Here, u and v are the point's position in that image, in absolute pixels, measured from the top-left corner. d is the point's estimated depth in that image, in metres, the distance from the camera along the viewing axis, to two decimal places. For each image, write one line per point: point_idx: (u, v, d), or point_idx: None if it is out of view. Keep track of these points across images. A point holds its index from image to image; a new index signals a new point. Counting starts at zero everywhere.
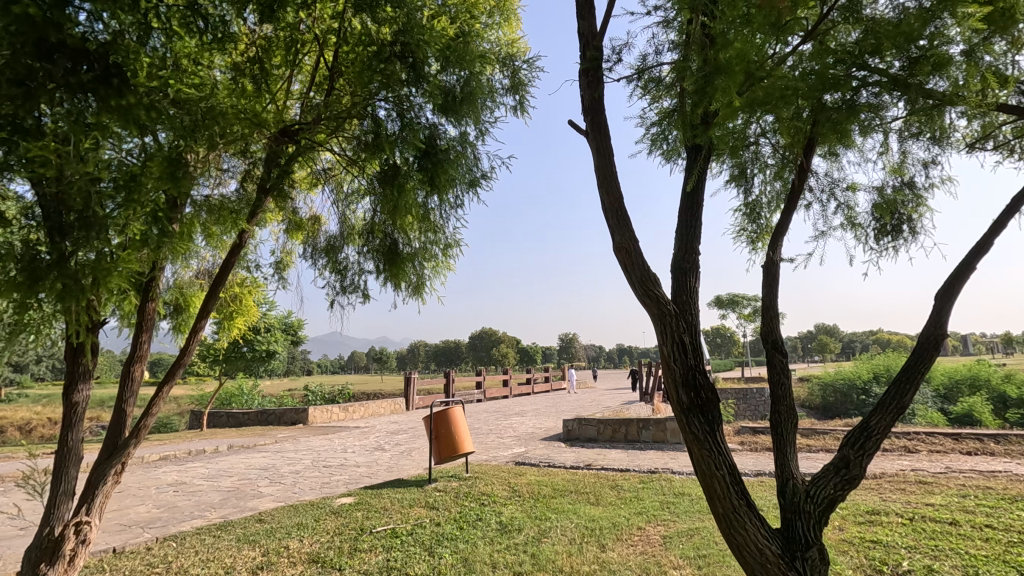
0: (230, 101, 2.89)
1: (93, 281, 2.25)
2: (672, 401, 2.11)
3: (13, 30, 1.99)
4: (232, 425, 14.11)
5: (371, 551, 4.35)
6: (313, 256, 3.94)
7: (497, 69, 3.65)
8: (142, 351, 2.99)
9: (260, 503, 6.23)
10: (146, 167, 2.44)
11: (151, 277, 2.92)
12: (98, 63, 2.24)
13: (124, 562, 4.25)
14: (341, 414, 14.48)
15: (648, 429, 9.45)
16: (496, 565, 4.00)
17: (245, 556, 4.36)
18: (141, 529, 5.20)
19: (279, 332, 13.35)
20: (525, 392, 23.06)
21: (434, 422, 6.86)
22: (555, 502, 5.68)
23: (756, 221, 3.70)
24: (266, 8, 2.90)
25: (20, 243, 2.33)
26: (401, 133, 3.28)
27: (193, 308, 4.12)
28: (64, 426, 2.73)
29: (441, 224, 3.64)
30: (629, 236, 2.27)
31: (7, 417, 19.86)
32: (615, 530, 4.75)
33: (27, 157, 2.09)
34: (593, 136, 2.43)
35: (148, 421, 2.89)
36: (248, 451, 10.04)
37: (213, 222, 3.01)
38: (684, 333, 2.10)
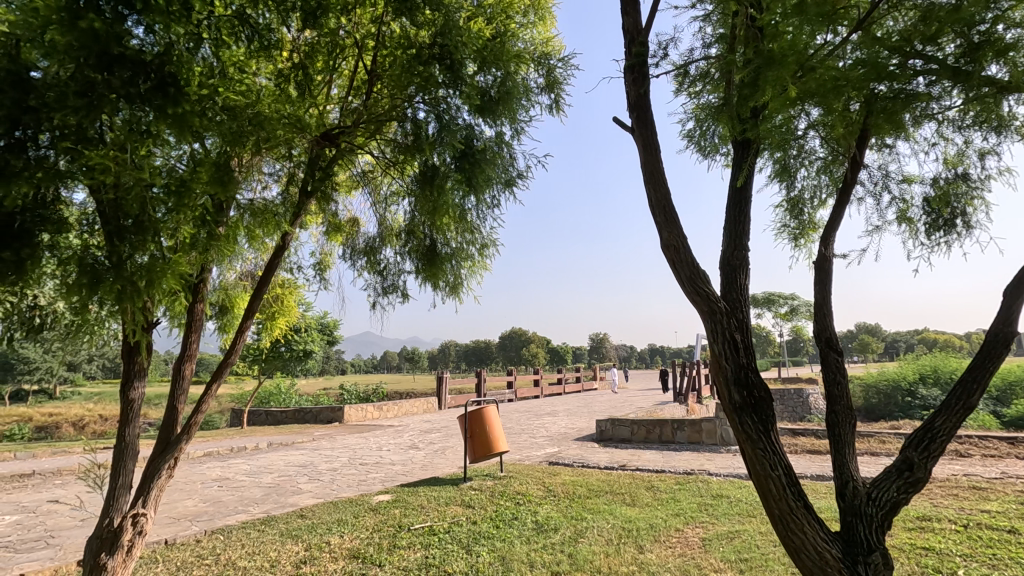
0: (276, 106, 2.97)
1: (147, 283, 2.36)
2: (723, 401, 2.08)
3: (76, 44, 2.10)
4: (271, 423, 14.49)
5: (409, 547, 4.41)
6: (352, 258, 4.02)
7: (532, 68, 3.66)
8: (192, 350, 3.10)
9: (301, 499, 6.38)
10: (195, 173, 2.54)
11: (201, 279, 3.03)
12: (154, 74, 2.33)
13: (176, 553, 4.41)
14: (375, 412, 14.69)
15: (683, 430, 9.31)
16: (534, 565, 3.99)
17: (289, 550, 4.48)
18: (190, 522, 5.39)
19: (315, 332, 13.64)
20: (556, 392, 22.96)
21: (468, 422, 6.91)
22: (590, 503, 5.65)
23: (799, 216, 3.60)
24: (308, 13, 2.96)
25: (80, 248, 2.45)
26: (440, 135, 3.28)
27: (237, 309, 4.24)
28: (121, 422, 2.85)
29: (477, 225, 3.64)
30: (677, 233, 2.24)
31: (60, 415, 20.80)
32: (652, 531, 4.71)
33: (88, 165, 2.16)
34: (639, 132, 2.41)
35: (198, 417, 2.99)
36: (287, 448, 10.31)
37: (256, 225, 3.09)
38: (735, 331, 2.06)
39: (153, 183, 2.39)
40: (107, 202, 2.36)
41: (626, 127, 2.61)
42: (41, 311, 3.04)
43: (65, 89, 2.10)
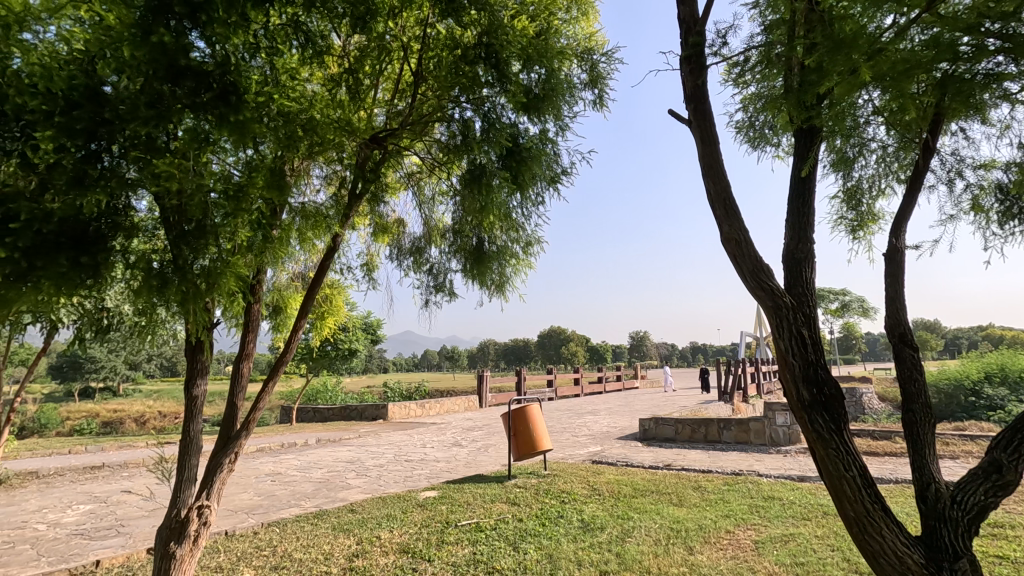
0: (327, 111, 3.03)
1: (207, 285, 2.48)
2: (790, 398, 2.02)
3: (148, 58, 2.23)
4: (319, 420, 14.92)
5: (457, 543, 4.46)
6: (399, 258, 4.09)
7: (575, 64, 3.64)
8: (249, 349, 3.21)
9: (350, 494, 6.54)
10: (251, 178, 2.63)
11: (256, 282, 3.13)
12: (216, 83, 2.43)
13: (236, 544, 4.60)
14: (418, 410, 14.91)
15: (730, 429, 9.08)
16: (581, 564, 3.97)
17: (341, 543, 4.59)
18: (246, 515, 5.61)
19: (360, 331, 13.95)
20: (596, 391, 22.75)
21: (512, 420, 6.92)
22: (636, 502, 5.57)
23: (856, 208, 3.45)
24: (357, 17, 3.00)
25: (144, 251, 2.57)
26: (487, 133, 3.29)
27: (289, 309, 4.37)
28: (186, 417, 3.00)
29: (521, 223, 3.64)
30: (738, 227, 2.18)
31: (124, 411, 21.98)
32: (702, 532, 4.62)
33: (155, 173, 2.29)
34: (697, 124, 2.36)
35: (256, 413, 3.10)
36: (334, 445, 10.58)
37: (307, 227, 3.19)
38: (803, 327, 2.00)
39: (211, 188, 2.50)
40: (171, 208, 2.47)
41: (681, 120, 2.56)
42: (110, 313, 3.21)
43: (135, 101, 2.23)
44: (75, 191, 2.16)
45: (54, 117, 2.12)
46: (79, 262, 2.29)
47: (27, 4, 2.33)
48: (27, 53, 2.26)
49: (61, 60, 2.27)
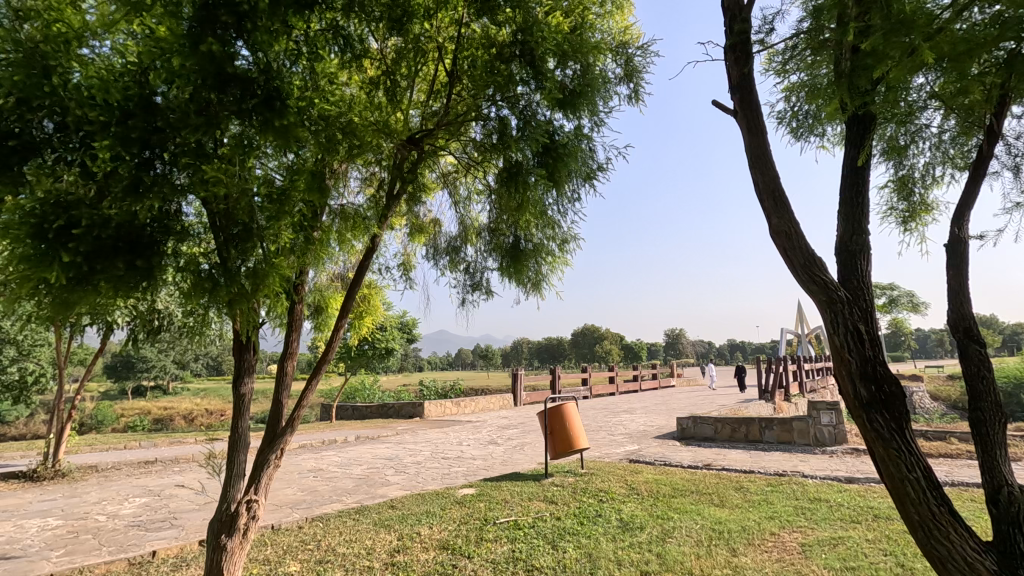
0: (365, 114, 3.08)
1: (254, 287, 2.56)
2: (847, 396, 1.95)
3: (197, 67, 2.30)
4: (357, 418, 15.23)
5: (496, 541, 4.48)
6: (436, 257, 4.13)
7: (610, 58, 3.60)
8: (293, 349, 3.29)
9: (389, 491, 6.64)
10: (293, 182, 2.70)
11: (298, 283, 3.20)
12: (260, 90, 2.50)
13: (282, 537, 4.74)
14: (454, 408, 15.07)
15: (772, 429, 8.82)
16: (621, 564, 3.93)
17: (382, 539, 4.67)
18: (291, 509, 5.77)
19: (396, 330, 14.17)
20: (632, 390, 22.49)
21: (548, 418, 6.90)
22: (675, 502, 5.48)
23: (909, 197, 3.29)
24: (394, 20, 3.06)
25: (192, 253, 2.67)
26: (523, 130, 3.28)
27: (331, 309, 4.46)
28: (234, 415, 3.10)
29: (557, 220, 3.62)
30: (789, 218, 2.12)
31: (173, 409, 22.95)
32: (745, 533, 4.50)
33: (204, 179, 2.37)
34: (743, 114, 2.31)
35: (301, 411, 3.17)
36: (373, 442, 10.78)
37: (346, 229, 3.24)
38: (859, 321, 1.93)
39: (255, 192, 2.58)
40: (218, 212, 2.56)
41: (726, 111, 2.50)
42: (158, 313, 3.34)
43: (186, 110, 2.33)
44: (130, 198, 2.25)
45: (111, 127, 2.23)
46: (135, 265, 2.39)
47: (84, 21, 2.45)
48: (85, 67, 2.38)
49: (115, 73, 2.38)
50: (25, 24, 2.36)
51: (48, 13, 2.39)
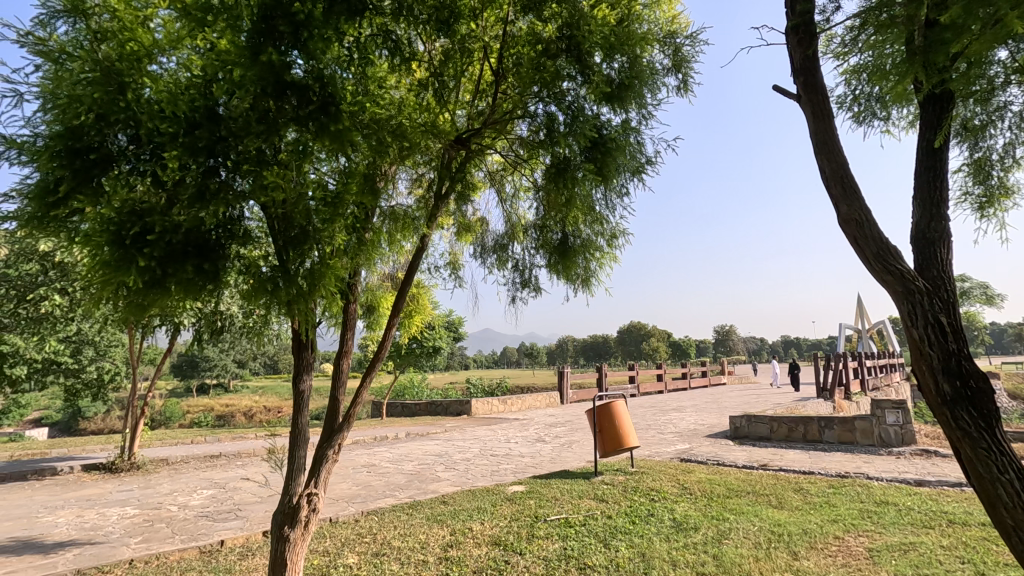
0: (413, 115, 3.14)
1: (311, 287, 2.65)
2: (927, 392, 1.87)
3: (258, 78, 2.40)
4: (407, 415, 15.57)
5: (547, 538, 4.48)
6: (483, 255, 4.16)
7: (657, 49, 3.52)
8: (348, 347, 3.39)
9: (440, 486, 6.74)
10: (346, 185, 2.77)
11: (352, 283, 3.29)
12: (317, 96, 2.58)
13: (340, 530, 4.90)
14: (500, 406, 15.17)
15: (832, 429, 8.44)
16: (676, 564, 3.85)
17: (436, 533, 4.75)
18: (347, 503, 5.95)
19: (442, 329, 14.36)
20: (681, 388, 22.02)
21: (597, 416, 6.84)
22: (731, 503, 5.32)
23: (986, 180, 3.07)
24: (441, 22, 3.07)
25: (253, 255, 2.78)
26: (572, 125, 3.24)
27: (382, 308, 4.57)
28: (295, 411, 3.22)
29: (606, 215, 3.58)
30: (859, 206, 2.03)
31: (234, 406, 24.16)
32: (807, 537, 4.33)
33: (264, 184, 2.47)
34: (807, 98, 2.23)
35: (357, 408, 3.25)
36: (422, 439, 10.98)
37: (396, 229, 3.31)
38: (941, 313, 1.84)
39: (310, 196, 2.66)
40: (277, 217, 2.66)
41: (790, 95, 2.43)
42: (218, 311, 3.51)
43: (247, 118, 2.44)
44: (197, 205, 2.38)
45: (180, 138, 2.36)
46: (203, 269, 2.52)
47: (153, 39, 2.59)
48: (155, 82, 2.50)
49: (182, 87, 2.51)
50: (100, 44, 2.53)
51: (122, 34, 2.54)
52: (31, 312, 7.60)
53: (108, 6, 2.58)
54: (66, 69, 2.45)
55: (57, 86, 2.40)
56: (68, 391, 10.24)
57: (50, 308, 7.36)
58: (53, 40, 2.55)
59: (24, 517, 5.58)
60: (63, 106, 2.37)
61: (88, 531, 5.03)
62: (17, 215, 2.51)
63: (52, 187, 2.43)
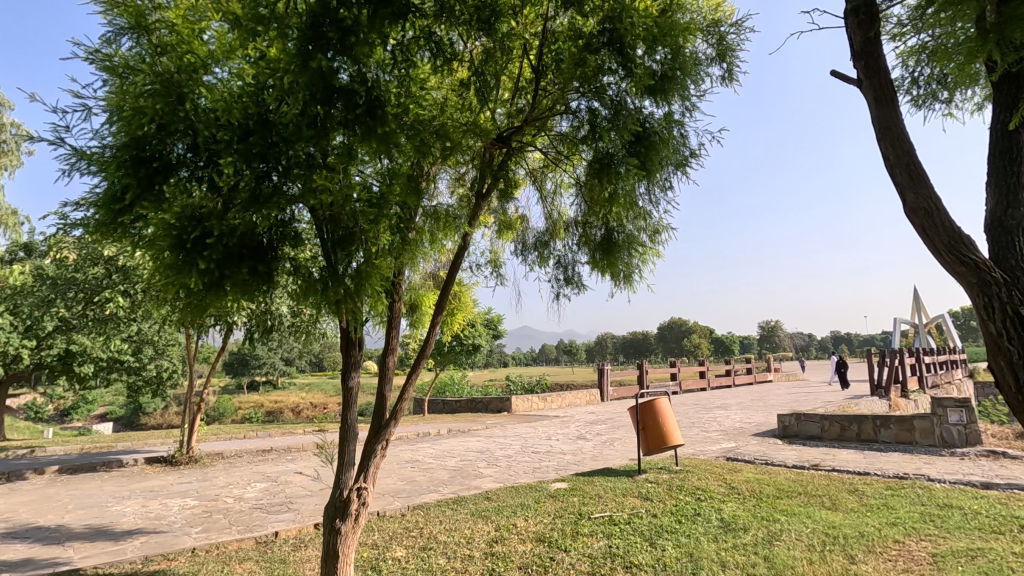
0: (454, 115, 3.16)
1: (358, 287, 2.72)
2: (1008, 388, 1.80)
3: (308, 83, 2.48)
4: (448, 411, 15.79)
5: (592, 535, 4.46)
6: (524, 253, 4.16)
7: (700, 38, 3.43)
8: (393, 345, 3.46)
9: (483, 482, 6.80)
10: (390, 186, 2.82)
11: (396, 283, 3.35)
12: (364, 100, 2.64)
13: (388, 524, 5.01)
14: (540, 403, 15.18)
15: (888, 428, 8.07)
16: (726, 565, 3.77)
17: (481, 529, 4.80)
18: (393, 498, 6.08)
19: (481, 327, 14.47)
20: (725, 385, 21.48)
21: (640, 413, 6.76)
22: (781, 504, 5.16)
23: None
24: (483, 21, 3.07)
25: (303, 258, 2.86)
26: (615, 120, 3.19)
27: (425, 306, 4.63)
28: (344, 407, 3.31)
29: (649, 210, 3.53)
30: (928, 193, 1.95)
31: (284, 402, 25.09)
32: (864, 540, 4.16)
33: (313, 187, 2.55)
34: (869, 82, 2.16)
35: (403, 404, 3.31)
36: (464, 435, 11.11)
37: (438, 229, 3.34)
38: (1021, 306, 1.76)
39: (356, 198, 2.72)
40: (325, 219, 2.73)
41: (848, 80, 2.36)
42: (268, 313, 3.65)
43: (297, 124, 2.51)
44: (252, 209, 2.48)
45: (234, 145, 2.47)
46: (257, 270, 2.62)
47: (208, 50, 2.69)
48: (210, 92, 2.61)
49: (235, 96, 2.61)
50: (160, 57, 2.64)
51: (179, 47, 2.66)
52: (98, 313, 8.07)
53: (168, 21, 2.70)
54: (130, 83, 2.59)
55: (121, 99, 2.53)
56: (130, 387, 10.84)
57: (114, 309, 7.79)
58: (118, 55, 2.70)
59: (95, 507, 5.93)
60: (127, 118, 2.49)
61: (152, 520, 5.31)
62: (85, 222, 2.68)
63: (118, 195, 2.58)
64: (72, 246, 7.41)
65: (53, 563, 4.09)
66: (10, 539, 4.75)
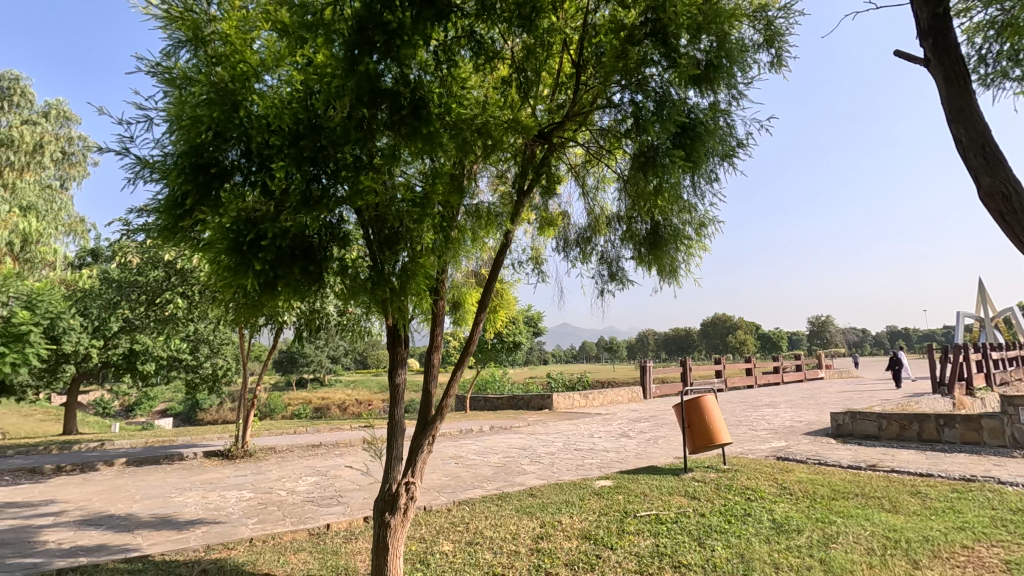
0: (495, 112, 3.16)
1: (403, 286, 2.77)
2: None
3: (355, 86, 2.53)
4: (489, 408, 15.92)
5: (638, 534, 4.41)
6: (566, 249, 4.14)
7: (746, 24, 3.32)
8: (438, 342, 3.50)
9: (526, 479, 6.82)
10: (433, 186, 2.86)
11: (440, 280, 3.39)
12: (408, 101, 2.68)
13: (434, 519, 5.09)
14: (582, 400, 15.10)
15: (952, 428, 7.63)
16: (779, 567, 3.66)
17: (526, 525, 4.82)
18: (438, 493, 6.17)
19: (522, 324, 14.49)
20: (773, 382, 20.80)
21: (685, 411, 6.62)
22: (836, 505, 4.97)
23: None
24: (523, 17, 3.05)
25: (349, 257, 2.92)
26: (659, 112, 3.11)
27: (468, 304, 4.67)
28: (392, 403, 3.37)
29: (695, 203, 3.44)
30: (1005, 176, 1.85)
31: (331, 398, 25.86)
32: (929, 545, 3.96)
33: (361, 188, 2.61)
34: (937, 62, 2.07)
35: (449, 401, 3.35)
36: (506, 432, 11.17)
37: (480, 226, 3.37)
38: None
39: (400, 197, 2.78)
40: (371, 219, 2.81)
41: (914, 60, 2.25)
42: (316, 312, 3.77)
43: (345, 127, 2.58)
44: (303, 211, 2.57)
45: (286, 150, 2.55)
46: (308, 270, 2.72)
47: (258, 58, 2.77)
48: (262, 99, 2.70)
49: (284, 102, 2.69)
50: (215, 67, 2.76)
51: (233, 56, 2.76)
52: (158, 314, 8.49)
53: (221, 32, 2.81)
54: (188, 93, 2.71)
55: (180, 109, 2.65)
56: (188, 384, 11.39)
57: (174, 309, 8.19)
58: (176, 67, 2.83)
59: (160, 497, 6.27)
60: (185, 126, 2.60)
61: (213, 511, 5.57)
62: (148, 226, 2.83)
63: (179, 201, 2.71)
64: (135, 250, 7.82)
65: (125, 549, 4.35)
66: (86, 526, 5.08)
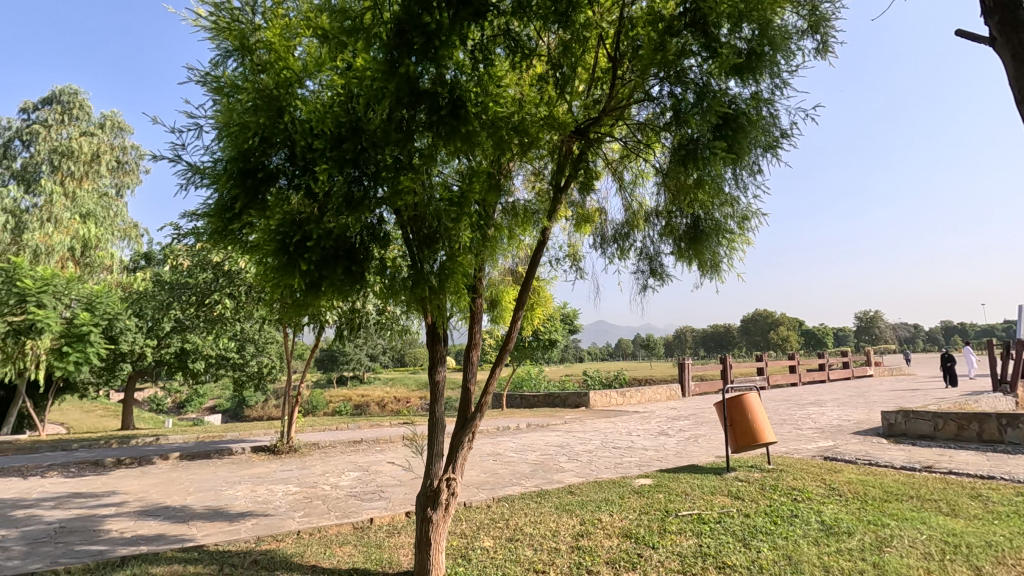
0: (531, 110, 3.16)
1: (443, 284, 2.80)
2: None
3: (395, 89, 2.58)
4: (526, 406, 15.95)
5: (680, 533, 4.34)
6: (604, 246, 4.11)
7: (790, 10, 3.22)
8: (476, 340, 3.53)
9: (564, 477, 6.81)
10: (470, 185, 2.89)
11: (478, 279, 3.40)
12: (447, 100, 2.70)
13: (474, 515, 5.14)
14: (619, 398, 14.96)
15: (1017, 428, 7.20)
16: (829, 570, 3.54)
17: (566, 522, 4.81)
18: (478, 489, 6.23)
19: (558, 322, 14.44)
20: (819, 380, 20.09)
21: (727, 409, 6.47)
22: (890, 508, 4.77)
23: None
24: (560, 14, 3.02)
25: (389, 257, 2.97)
26: (700, 104, 3.04)
27: (505, 302, 4.68)
28: (432, 401, 3.42)
29: (737, 196, 3.36)
30: None
31: (370, 396, 26.41)
32: (992, 550, 3.76)
33: (401, 188, 2.65)
34: (1007, 40, 1.95)
35: (488, 398, 3.37)
36: (543, 430, 11.17)
37: (516, 223, 3.36)
38: None
39: (438, 197, 2.82)
40: (410, 220, 2.85)
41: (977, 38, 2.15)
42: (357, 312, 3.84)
43: (385, 129, 2.63)
44: (346, 212, 2.63)
45: (329, 153, 2.61)
46: (351, 270, 2.77)
47: (300, 64, 2.85)
48: (305, 104, 2.77)
49: (326, 105, 2.76)
50: (260, 75, 2.85)
51: (277, 64, 2.85)
52: (207, 314, 8.84)
53: (265, 41, 2.90)
54: (235, 100, 2.80)
55: (228, 116, 2.75)
56: (236, 382, 11.84)
57: (222, 309, 8.50)
58: (224, 76, 2.93)
59: (212, 490, 6.53)
60: (232, 133, 2.70)
61: (261, 504, 5.77)
62: (199, 230, 2.94)
63: (228, 205, 2.82)
64: (185, 253, 8.15)
65: (181, 539, 4.56)
66: (145, 516, 5.34)
